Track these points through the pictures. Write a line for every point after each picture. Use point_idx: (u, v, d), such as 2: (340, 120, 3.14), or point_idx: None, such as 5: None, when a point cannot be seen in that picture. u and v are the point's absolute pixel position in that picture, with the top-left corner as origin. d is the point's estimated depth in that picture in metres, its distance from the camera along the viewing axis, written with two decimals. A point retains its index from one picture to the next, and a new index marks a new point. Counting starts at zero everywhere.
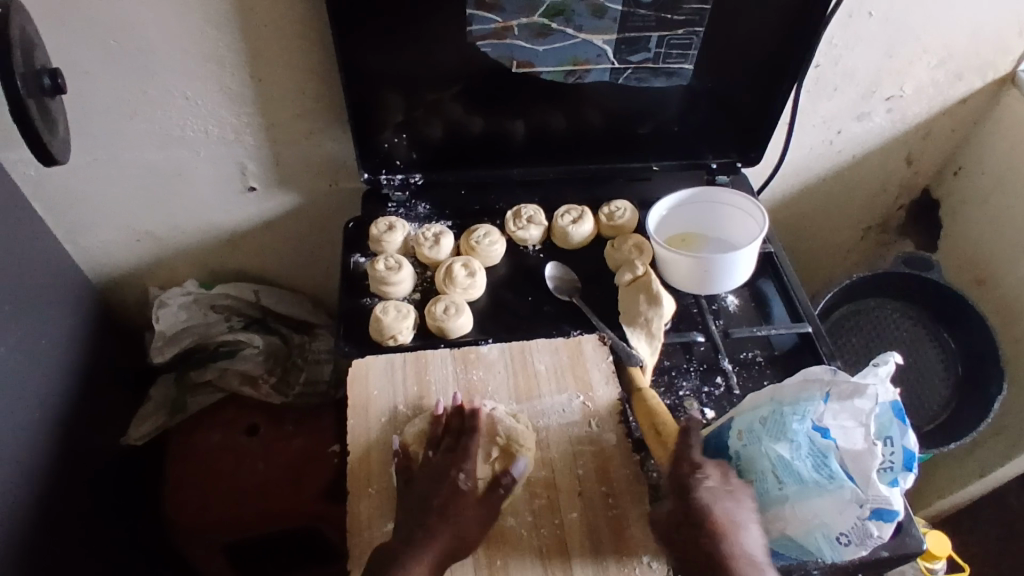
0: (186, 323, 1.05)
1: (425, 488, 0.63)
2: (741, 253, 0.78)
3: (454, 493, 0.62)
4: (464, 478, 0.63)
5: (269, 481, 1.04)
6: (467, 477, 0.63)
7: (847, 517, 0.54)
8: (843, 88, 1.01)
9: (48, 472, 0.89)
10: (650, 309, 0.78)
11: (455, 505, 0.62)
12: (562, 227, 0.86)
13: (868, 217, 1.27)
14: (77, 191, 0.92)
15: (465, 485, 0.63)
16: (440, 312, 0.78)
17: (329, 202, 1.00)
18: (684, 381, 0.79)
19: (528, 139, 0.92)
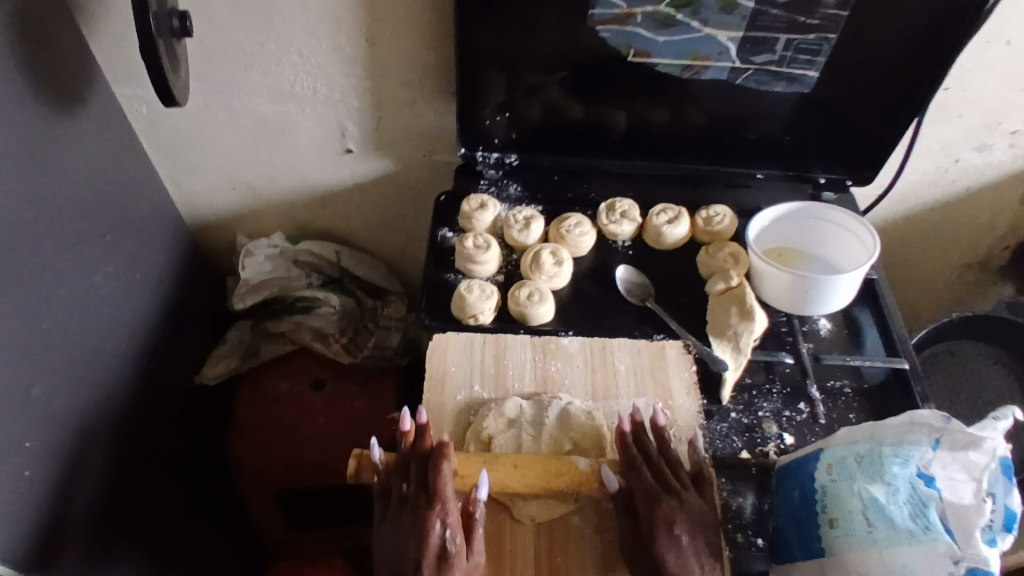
0: (270, 274, 1.08)
1: (407, 550, 0.57)
2: (844, 277, 0.74)
3: (440, 553, 0.57)
4: (446, 530, 0.57)
5: (330, 436, 1.07)
6: (448, 526, 0.57)
7: (937, 572, 0.48)
8: (967, 117, 0.93)
9: (128, 400, 0.93)
10: (741, 322, 0.75)
11: (442, 562, 0.56)
12: (656, 227, 0.83)
13: (970, 253, 1.19)
14: (184, 133, 0.94)
15: (452, 543, 0.57)
16: (523, 297, 0.77)
17: (420, 172, 1.00)
18: (764, 402, 0.76)
19: (630, 132, 0.89)
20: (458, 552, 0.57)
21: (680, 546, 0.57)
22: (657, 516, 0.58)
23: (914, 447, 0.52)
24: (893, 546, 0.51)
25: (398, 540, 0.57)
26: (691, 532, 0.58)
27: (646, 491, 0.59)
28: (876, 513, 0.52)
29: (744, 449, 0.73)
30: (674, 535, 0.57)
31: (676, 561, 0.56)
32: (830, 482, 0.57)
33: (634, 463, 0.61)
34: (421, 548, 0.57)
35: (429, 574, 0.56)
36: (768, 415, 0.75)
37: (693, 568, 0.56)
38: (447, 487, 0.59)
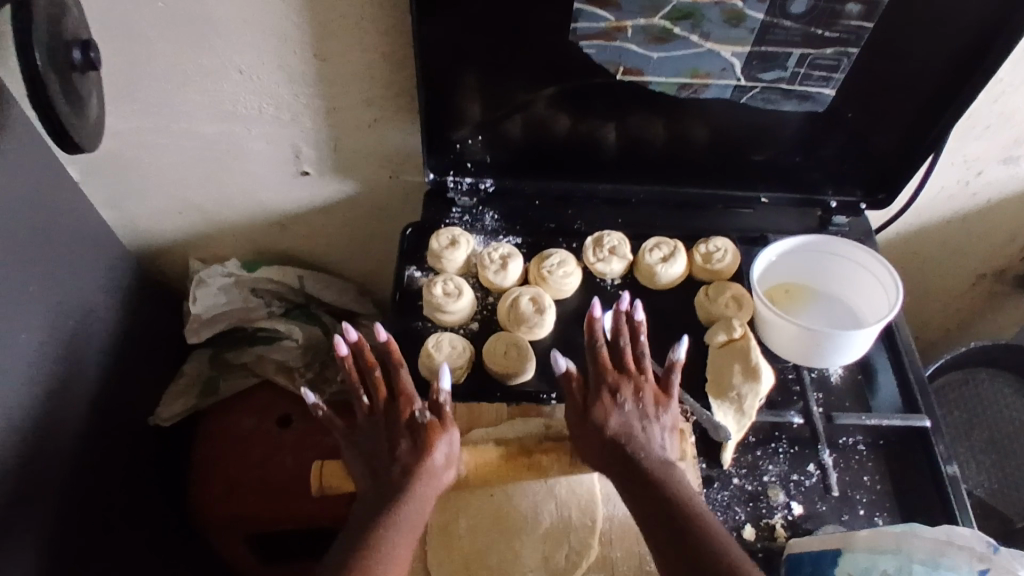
0: (225, 307, 0.98)
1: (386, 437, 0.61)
2: (859, 333, 0.65)
3: (415, 427, 0.61)
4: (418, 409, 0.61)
5: (297, 477, 0.98)
6: (417, 408, 0.62)
7: None
8: (996, 128, 0.84)
9: (69, 458, 0.84)
10: (745, 383, 0.66)
11: (420, 436, 0.60)
12: (649, 265, 0.74)
13: (985, 264, 1.11)
14: (118, 157, 0.84)
15: (423, 417, 0.61)
16: (501, 351, 0.69)
17: (387, 193, 0.90)
18: (770, 465, 0.68)
19: (620, 153, 0.79)
20: (433, 424, 0.61)
21: (632, 413, 0.61)
22: (605, 388, 0.62)
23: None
24: None
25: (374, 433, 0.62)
26: (639, 400, 0.61)
27: (596, 373, 0.62)
28: None
29: (748, 523, 0.65)
30: (630, 408, 0.61)
31: (636, 427, 0.60)
32: None
33: (591, 343, 0.64)
34: (396, 431, 0.61)
35: (410, 443, 0.60)
36: (774, 479, 0.67)
37: (650, 434, 0.60)
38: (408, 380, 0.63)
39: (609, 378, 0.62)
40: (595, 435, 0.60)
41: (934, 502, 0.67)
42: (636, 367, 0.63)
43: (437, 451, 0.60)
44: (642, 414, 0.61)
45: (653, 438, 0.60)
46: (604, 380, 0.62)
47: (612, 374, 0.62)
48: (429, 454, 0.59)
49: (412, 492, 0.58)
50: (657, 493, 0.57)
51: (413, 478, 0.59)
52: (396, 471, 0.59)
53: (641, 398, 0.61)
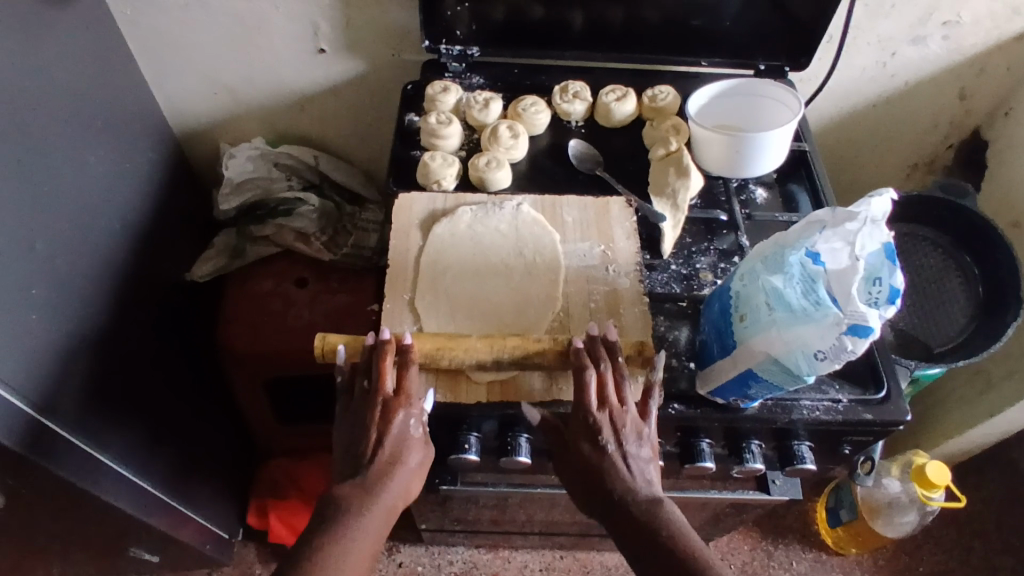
0: (252, 175, 1.15)
1: (373, 434, 0.65)
2: (770, 138, 0.82)
3: (400, 445, 0.65)
4: (410, 415, 0.66)
5: (313, 325, 1.14)
6: (411, 414, 0.66)
7: (826, 336, 0.56)
8: (901, 7, 1.01)
9: (124, 285, 1.00)
10: (678, 181, 0.83)
11: (401, 448, 0.65)
12: (605, 104, 0.90)
13: (914, 153, 1.27)
14: (167, 35, 1.00)
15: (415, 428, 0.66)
16: (482, 164, 0.84)
17: (391, 73, 1.07)
18: (702, 258, 0.83)
19: (583, 24, 0.96)
20: (418, 439, 0.66)
21: (613, 455, 0.64)
22: (586, 432, 0.65)
23: (806, 237, 0.59)
24: (788, 323, 0.58)
25: (362, 429, 0.65)
26: (621, 439, 0.64)
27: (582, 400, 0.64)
28: (776, 300, 0.59)
29: (681, 295, 0.80)
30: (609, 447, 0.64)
31: (618, 466, 0.64)
32: (742, 287, 0.64)
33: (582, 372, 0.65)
34: (386, 433, 0.65)
35: (389, 457, 0.65)
36: (705, 267, 0.82)
37: (627, 473, 0.64)
38: (413, 382, 0.66)
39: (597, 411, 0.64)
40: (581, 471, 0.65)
41: None
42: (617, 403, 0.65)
43: (411, 464, 0.66)
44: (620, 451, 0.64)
45: (626, 476, 0.64)
46: (590, 421, 0.64)
47: (595, 413, 0.64)
48: (406, 465, 0.65)
49: (383, 493, 0.64)
50: (625, 528, 0.64)
51: (384, 487, 0.64)
52: (370, 465, 0.65)
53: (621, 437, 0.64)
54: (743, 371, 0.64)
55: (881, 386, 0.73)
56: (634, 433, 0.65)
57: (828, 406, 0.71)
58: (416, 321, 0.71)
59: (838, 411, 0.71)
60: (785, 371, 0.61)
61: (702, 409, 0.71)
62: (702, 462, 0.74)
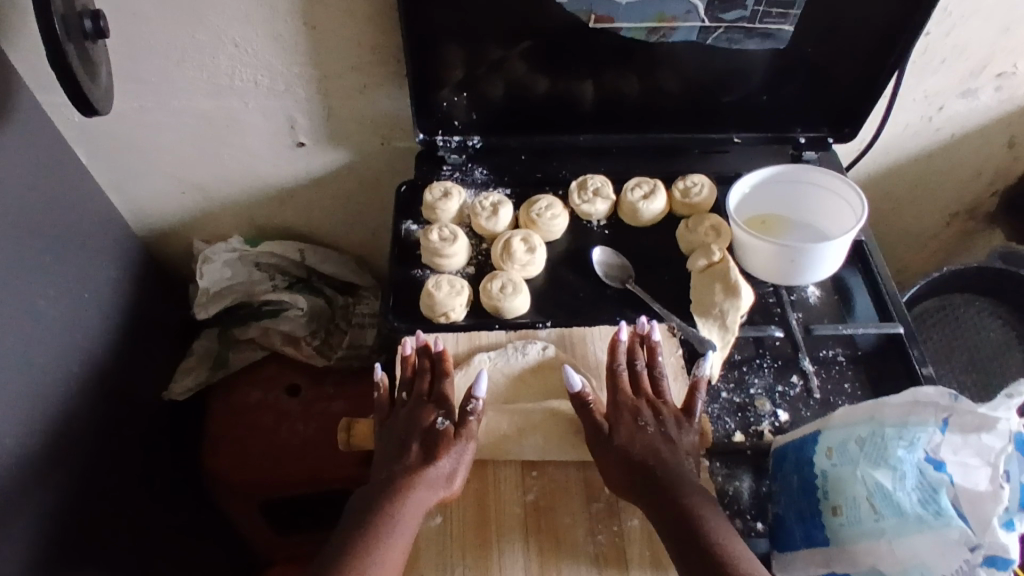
0: (231, 281, 1.02)
1: (407, 434, 0.62)
2: (831, 246, 0.70)
3: (433, 435, 0.61)
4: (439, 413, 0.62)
5: (308, 442, 1.02)
6: (441, 413, 0.63)
7: (952, 560, 0.45)
8: (951, 61, 0.89)
9: (91, 428, 0.88)
10: (726, 300, 0.71)
11: (433, 442, 0.61)
12: (632, 203, 0.78)
13: (957, 201, 1.17)
14: (123, 139, 0.88)
15: (443, 423, 0.62)
16: (496, 291, 0.72)
17: (381, 160, 0.95)
18: (756, 379, 0.73)
19: (598, 106, 0.84)
20: (447, 432, 0.61)
21: (654, 434, 0.61)
22: (626, 412, 0.62)
23: (921, 429, 0.48)
24: (902, 535, 0.47)
25: (395, 432, 0.63)
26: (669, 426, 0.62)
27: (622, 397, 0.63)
28: (883, 502, 0.49)
29: (738, 431, 0.69)
30: (654, 432, 0.61)
31: (660, 443, 0.61)
32: (831, 467, 0.53)
33: (617, 373, 0.65)
34: (415, 428, 0.62)
35: (419, 450, 0.61)
36: (760, 392, 0.72)
37: (676, 456, 0.60)
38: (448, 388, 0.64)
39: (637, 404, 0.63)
40: (619, 463, 0.60)
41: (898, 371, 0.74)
42: (656, 394, 0.64)
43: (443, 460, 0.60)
44: (669, 441, 0.61)
45: (679, 462, 0.60)
46: (629, 406, 0.63)
47: (631, 397, 0.63)
48: (434, 462, 0.60)
49: (410, 489, 0.58)
50: (676, 524, 0.56)
51: (416, 481, 0.58)
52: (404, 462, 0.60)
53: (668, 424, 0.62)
54: (835, 572, 0.53)
55: None
56: (677, 419, 0.62)
57: None
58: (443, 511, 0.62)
59: None
60: None
61: None
62: None
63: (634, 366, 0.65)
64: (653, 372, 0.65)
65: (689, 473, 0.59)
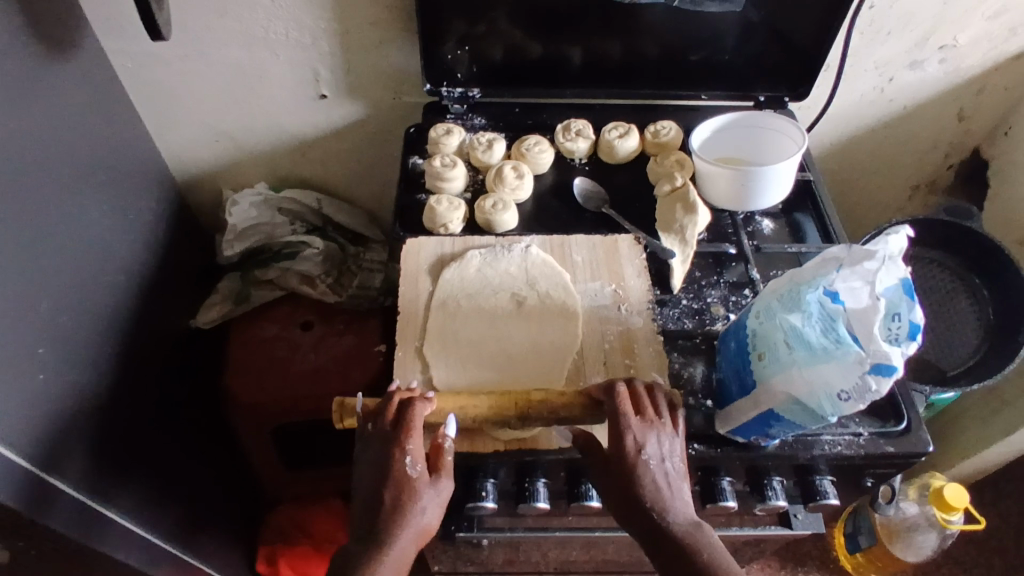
0: (256, 221, 1.14)
1: (379, 478, 0.60)
2: (775, 170, 0.81)
3: (406, 481, 0.60)
4: (410, 460, 0.60)
5: (319, 369, 1.14)
6: (410, 455, 0.60)
7: (850, 375, 0.55)
8: (897, 32, 1.02)
9: (130, 339, 0.99)
10: (685, 217, 0.83)
11: (408, 487, 0.60)
12: (609, 141, 0.90)
13: (915, 173, 1.28)
14: (170, 87, 1.01)
15: (415, 469, 0.60)
16: (489, 207, 0.84)
17: (392, 114, 1.07)
18: (713, 290, 0.83)
19: (582, 62, 0.97)
20: (422, 476, 0.60)
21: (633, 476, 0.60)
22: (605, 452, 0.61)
23: (824, 275, 0.59)
24: (810, 362, 0.58)
25: (370, 480, 0.61)
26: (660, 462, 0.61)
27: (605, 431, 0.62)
28: (795, 338, 0.59)
29: (694, 329, 0.79)
30: (639, 469, 0.60)
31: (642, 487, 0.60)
32: (759, 324, 0.64)
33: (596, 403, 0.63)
34: (387, 475, 0.60)
35: (394, 498, 0.59)
36: (716, 300, 0.82)
37: (655, 497, 0.60)
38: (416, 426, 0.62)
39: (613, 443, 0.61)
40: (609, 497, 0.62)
41: None
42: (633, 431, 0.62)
43: (423, 502, 0.60)
44: (645, 477, 0.60)
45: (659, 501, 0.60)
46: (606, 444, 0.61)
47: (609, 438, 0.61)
48: (414, 505, 0.60)
49: (394, 540, 0.58)
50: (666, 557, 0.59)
51: (397, 529, 0.59)
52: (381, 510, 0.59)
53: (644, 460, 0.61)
54: (763, 412, 0.63)
55: (901, 418, 0.72)
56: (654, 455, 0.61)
57: (849, 440, 0.71)
58: (427, 371, 0.70)
59: (859, 446, 0.70)
60: (807, 411, 0.60)
61: (723, 449, 0.70)
62: (725, 501, 0.73)
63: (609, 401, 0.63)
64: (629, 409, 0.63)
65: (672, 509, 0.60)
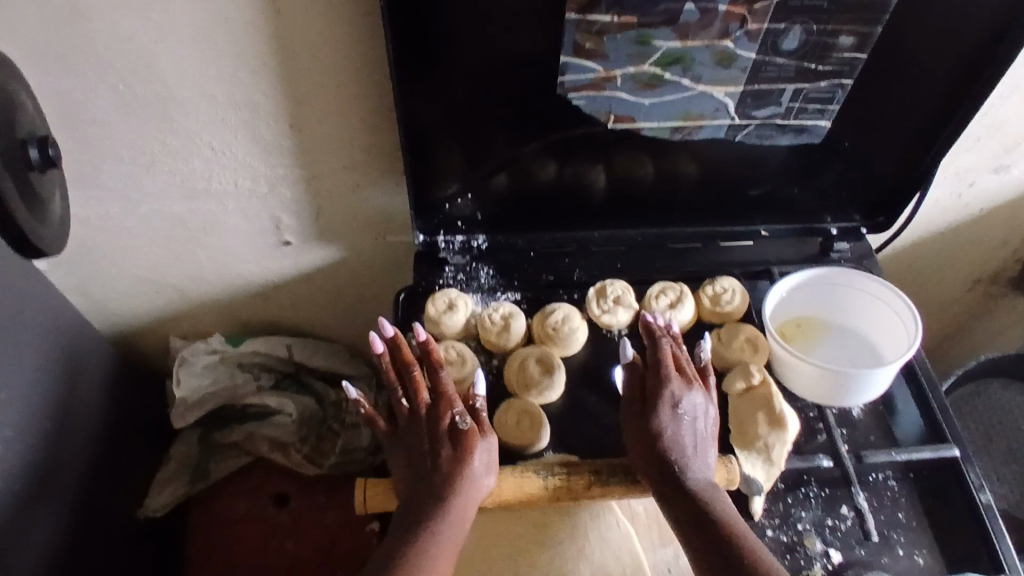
0: (211, 388, 0.92)
1: (425, 442, 0.60)
2: (882, 368, 0.63)
3: (454, 434, 0.60)
4: (457, 413, 0.60)
5: (300, 560, 0.93)
6: (456, 411, 0.60)
7: None
8: (989, 139, 0.84)
9: (54, 572, 0.77)
10: (772, 433, 0.63)
11: (458, 440, 0.59)
12: (656, 314, 0.71)
13: (981, 270, 1.11)
14: (88, 245, 0.79)
15: (463, 422, 0.60)
16: (514, 424, 0.66)
17: (376, 257, 0.87)
18: (803, 512, 0.66)
19: (614, 199, 0.77)
20: (471, 431, 0.60)
21: (678, 418, 0.60)
22: (654, 391, 0.61)
23: None
24: None
25: (415, 437, 0.61)
26: (684, 402, 0.61)
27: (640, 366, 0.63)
28: None
29: None
30: (686, 423, 0.60)
31: (682, 431, 0.60)
32: None
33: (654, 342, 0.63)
34: (435, 433, 0.60)
35: (448, 451, 0.59)
36: (809, 527, 0.65)
37: (694, 438, 0.60)
38: (448, 385, 0.62)
39: (657, 380, 0.61)
40: (643, 455, 0.60)
41: (956, 496, 0.67)
42: (677, 366, 0.63)
43: (474, 460, 0.59)
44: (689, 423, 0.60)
45: (698, 452, 0.60)
46: (651, 379, 0.62)
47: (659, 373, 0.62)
48: (467, 462, 0.59)
49: (448, 503, 0.57)
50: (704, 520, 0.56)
51: (446, 491, 0.58)
52: (431, 478, 0.59)
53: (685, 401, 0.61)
54: None
55: None
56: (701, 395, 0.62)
57: None
58: None
59: None
60: None
61: None
62: None
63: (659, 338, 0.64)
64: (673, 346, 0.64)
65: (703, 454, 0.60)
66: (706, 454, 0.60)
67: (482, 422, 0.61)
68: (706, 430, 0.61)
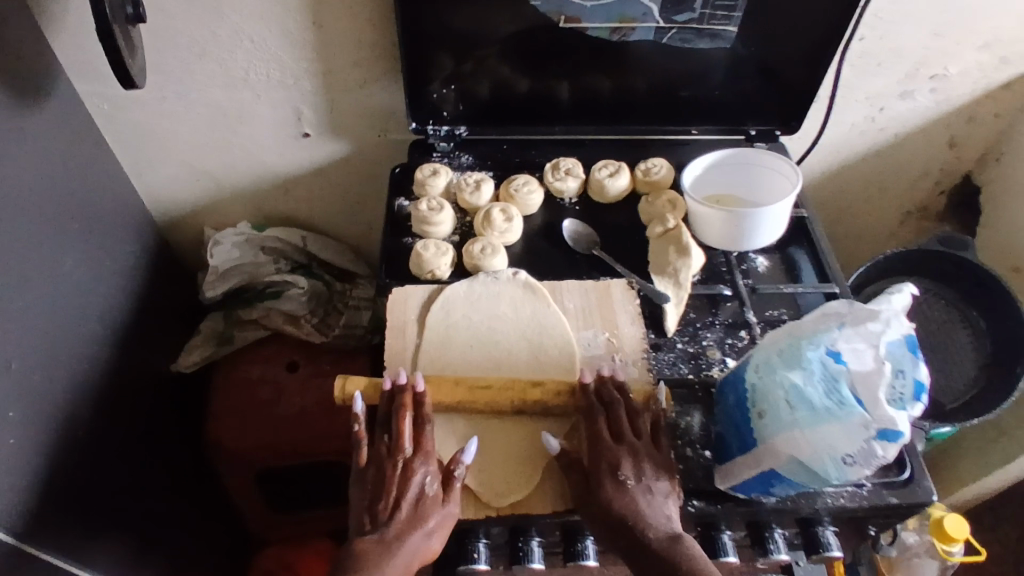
0: (238, 261, 1.11)
1: (390, 493, 0.64)
2: (770, 210, 0.80)
3: (420, 498, 0.64)
4: (427, 474, 0.65)
5: (305, 413, 1.09)
6: (428, 473, 0.65)
7: (854, 440, 0.55)
8: (888, 63, 1.01)
9: (108, 387, 0.95)
10: (679, 259, 0.82)
11: (422, 503, 0.63)
12: (599, 180, 0.89)
13: (907, 201, 1.28)
14: (146, 127, 0.98)
15: (431, 487, 0.64)
16: (477, 251, 0.83)
17: (378, 152, 1.05)
18: (708, 333, 0.79)
19: (571, 98, 0.95)
20: (435, 497, 0.64)
21: (633, 490, 0.64)
22: (604, 464, 0.65)
23: (825, 333, 0.58)
24: (813, 425, 0.57)
25: (380, 483, 0.65)
26: (639, 475, 0.65)
27: (597, 437, 0.67)
28: (797, 398, 0.58)
29: (690, 375, 0.76)
30: (640, 498, 0.64)
31: (636, 500, 0.63)
32: (758, 379, 0.62)
33: (594, 413, 0.68)
34: (403, 490, 0.64)
35: (409, 510, 0.63)
36: (712, 343, 0.79)
37: (648, 507, 0.63)
38: (428, 439, 0.67)
39: (614, 453, 0.66)
40: (594, 509, 0.64)
41: None
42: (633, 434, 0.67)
43: (432, 521, 0.63)
44: (642, 491, 0.64)
45: (650, 511, 0.63)
46: (609, 455, 0.65)
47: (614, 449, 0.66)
48: (425, 521, 0.62)
49: (399, 552, 0.61)
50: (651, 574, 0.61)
51: (402, 539, 0.62)
52: (385, 530, 0.62)
53: (642, 470, 0.65)
54: (764, 471, 0.62)
55: (903, 467, 0.72)
56: (651, 470, 0.65)
57: (852, 492, 0.70)
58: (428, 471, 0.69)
59: (862, 497, 0.70)
60: (809, 472, 0.59)
61: (723, 505, 0.69)
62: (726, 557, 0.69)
63: (610, 404, 0.69)
64: (630, 412, 0.68)
65: (657, 516, 0.63)
66: (660, 519, 0.63)
67: (449, 490, 0.65)
68: (661, 497, 0.64)
